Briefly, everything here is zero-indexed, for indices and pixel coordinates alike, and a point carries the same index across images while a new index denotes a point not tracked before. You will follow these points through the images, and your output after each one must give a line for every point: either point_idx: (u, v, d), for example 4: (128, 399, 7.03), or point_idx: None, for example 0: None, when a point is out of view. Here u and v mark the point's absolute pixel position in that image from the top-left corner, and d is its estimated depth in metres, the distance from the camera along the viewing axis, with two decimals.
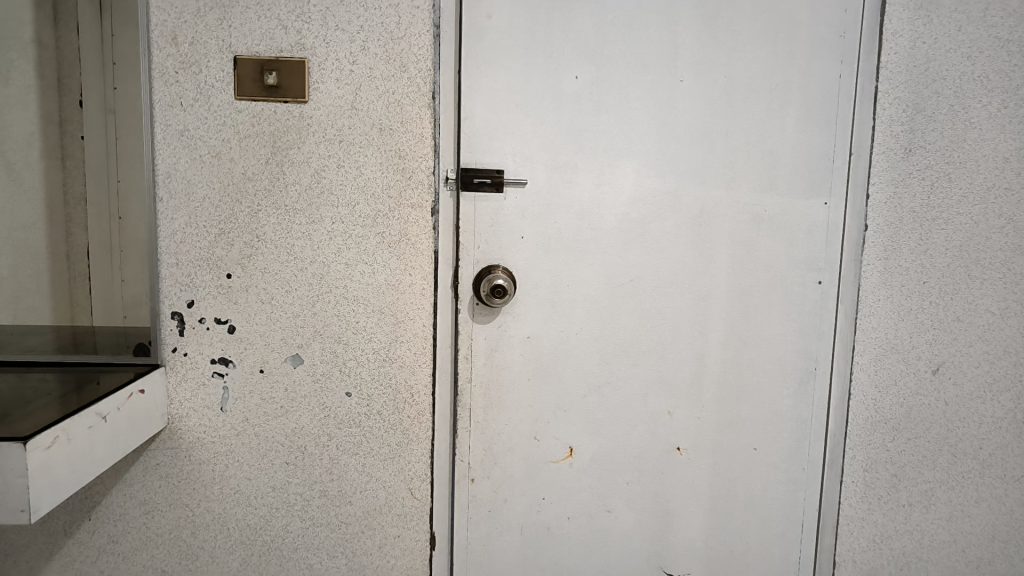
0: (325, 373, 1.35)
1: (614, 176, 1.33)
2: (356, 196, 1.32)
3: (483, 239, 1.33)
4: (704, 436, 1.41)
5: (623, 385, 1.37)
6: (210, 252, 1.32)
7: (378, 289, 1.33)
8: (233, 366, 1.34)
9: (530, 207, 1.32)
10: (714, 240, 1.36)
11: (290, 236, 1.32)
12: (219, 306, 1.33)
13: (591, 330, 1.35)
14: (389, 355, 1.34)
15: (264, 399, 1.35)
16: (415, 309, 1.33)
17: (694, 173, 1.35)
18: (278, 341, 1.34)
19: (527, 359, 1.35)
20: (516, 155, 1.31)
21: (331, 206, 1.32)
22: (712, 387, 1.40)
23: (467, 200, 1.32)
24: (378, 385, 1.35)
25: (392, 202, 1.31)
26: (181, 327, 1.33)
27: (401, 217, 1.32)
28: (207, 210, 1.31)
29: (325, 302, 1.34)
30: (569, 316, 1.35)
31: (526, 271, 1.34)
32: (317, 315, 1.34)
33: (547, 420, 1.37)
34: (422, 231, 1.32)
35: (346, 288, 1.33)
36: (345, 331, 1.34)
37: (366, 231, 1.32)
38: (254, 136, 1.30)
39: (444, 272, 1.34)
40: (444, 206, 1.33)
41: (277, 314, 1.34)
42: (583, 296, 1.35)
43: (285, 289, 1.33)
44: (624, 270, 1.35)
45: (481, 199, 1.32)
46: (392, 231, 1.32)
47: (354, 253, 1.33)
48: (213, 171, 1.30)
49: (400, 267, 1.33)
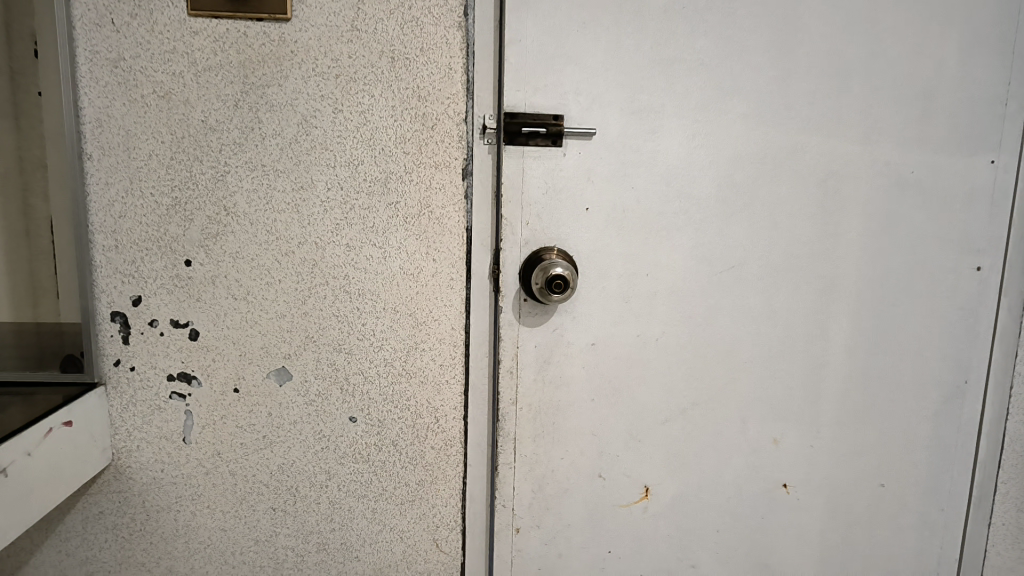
0: (320, 391, 1.01)
1: (712, 125, 0.98)
2: (361, 155, 0.97)
3: (534, 213, 0.98)
4: (818, 470, 1.08)
5: (717, 406, 1.04)
6: (160, 230, 0.97)
7: (391, 281, 0.99)
8: (198, 383, 1.00)
9: (599, 170, 0.97)
10: (842, 213, 1.02)
11: (269, 208, 0.97)
12: (175, 304, 0.98)
13: (677, 334, 1.01)
14: (407, 367, 1.01)
15: (240, 427, 1.01)
16: (441, 307, 0.99)
17: (820, 122, 0.99)
18: (256, 351, 1.00)
19: (591, 373, 1.01)
20: (581, 95, 0.95)
21: (326, 168, 0.97)
22: (831, 407, 1.06)
23: (512, 159, 0.97)
24: (392, 408, 1.01)
25: (410, 161, 0.96)
26: (125, 333, 0.98)
27: (422, 183, 0.97)
28: (154, 173, 0.95)
29: (319, 299, 0.99)
30: (649, 315, 1.00)
31: (591, 255, 0.99)
32: (309, 315, 0.99)
33: (616, 452, 1.03)
34: (449, 202, 0.97)
35: (348, 280, 0.99)
36: (347, 336, 1.00)
37: (375, 202, 0.97)
38: (217, 68, 0.94)
39: (481, 257, 0.99)
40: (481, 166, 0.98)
41: (253, 315, 0.99)
42: (667, 289, 1.00)
43: (265, 281, 0.98)
44: (722, 253, 1.00)
45: (532, 157, 0.97)
46: (411, 201, 0.97)
47: (357, 232, 0.98)
48: (162, 118, 0.94)
49: (421, 250, 0.98)
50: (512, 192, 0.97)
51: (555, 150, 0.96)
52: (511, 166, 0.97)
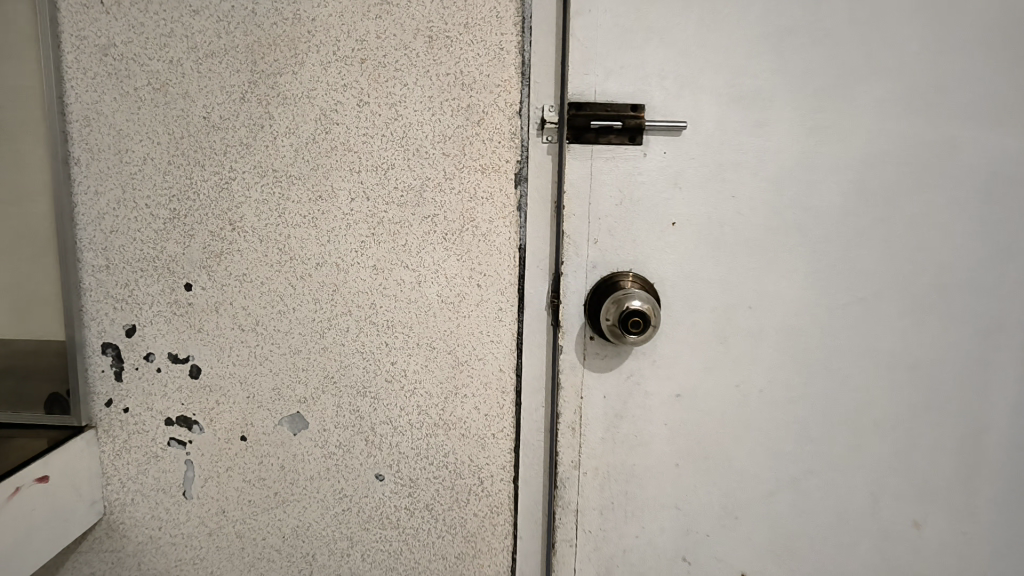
0: (340, 443, 0.84)
1: (838, 115, 0.75)
2: (391, 157, 0.79)
3: (603, 230, 0.77)
4: (973, 562, 0.83)
5: (837, 476, 0.81)
6: (156, 248, 0.81)
7: (427, 311, 0.81)
8: (199, 429, 0.84)
9: (688, 174, 0.76)
10: (1010, 230, 0.78)
11: (281, 222, 0.81)
12: (173, 336, 0.83)
13: (787, 384, 0.79)
14: (444, 417, 0.82)
15: (247, 482, 0.85)
16: (486, 345, 0.80)
17: (983, 110, 0.76)
18: (266, 392, 0.83)
19: (675, 432, 0.80)
20: (667, 79, 0.75)
21: (348, 174, 0.79)
22: (991, 482, 0.82)
23: (576, 160, 0.77)
24: (426, 466, 0.83)
25: (450, 165, 0.78)
26: (118, 368, 0.84)
27: (465, 191, 0.79)
28: (149, 180, 0.80)
29: (340, 331, 0.82)
30: (751, 360, 0.78)
31: (676, 283, 0.78)
32: (327, 351, 0.82)
33: (705, 532, 0.82)
34: (498, 215, 0.78)
35: (374, 309, 0.81)
36: (372, 378, 0.82)
37: (408, 215, 0.80)
38: (221, 54, 0.78)
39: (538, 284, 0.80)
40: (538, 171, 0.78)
41: (263, 350, 0.83)
42: (775, 327, 0.78)
43: (276, 309, 0.82)
44: (850, 282, 0.77)
45: (601, 158, 0.76)
46: (451, 214, 0.79)
47: (386, 251, 0.80)
48: (158, 115, 0.79)
49: (464, 275, 0.80)
50: (576, 201, 0.77)
51: (632, 148, 0.76)
52: (575, 169, 0.77)
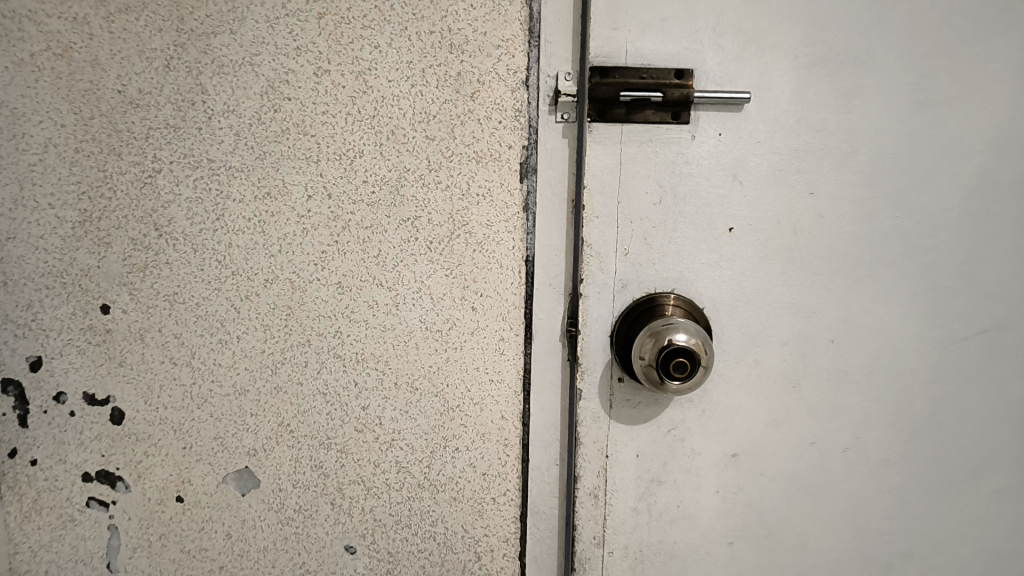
0: (300, 506, 0.66)
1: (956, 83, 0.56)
2: (358, 142, 0.61)
3: (636, 239, 0.58)
4: None
5: (941, 559, 0.62)
6: (63, 259, 0.64)
7: (407, 341, 0.63)
8: (125, 487, 0.67)
9: (751, 162, 0.56)
10: None
11: (220, 227, 0.63)
12: (89, 370, 0.65)
13: (879, 441, 0.60)
14: (431, 476, 0.64)
15: (187, 553, 0.68)
16: (484, 385, 0.62)
17: None
18: (206, 442, 0.66)
19: (728, 501, 0.61)
20: (725, 34, 0.55)
21: (302, 164, 0.61)
22: None
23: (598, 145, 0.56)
24: (408, 537, 0.65)
25: (435, 152, 0.60)
26: (20, 411, 0.66)
27: (454, 186, 0.60)
28: (52, 172, 0.62)
29: (296, 367, 0.64)
30: (831, 409, 0.60)
31: (733, 308, 0.58)
32: (280, 392, 0.64)
33: None
34: (498, 217, 0.60)
35: (339, 339, 0.63)
36: (337, 426, 0.64)
37: (381, 217, 0.61)
38: (138, 8, 0.60)
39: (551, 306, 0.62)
40: (552, 158, 0.61)
41: (200, 389, 0.65)
42: (865, 367, 0.59)
43: (215, 338, 0.64)
44: (966, 307, 0.58)
45: (633, 142, 0.56)
46: (438, 215, 0.61)
47: (353, 263, 0.62)
48: (61, 88, 0.61)
49: (454, 295, 0.62)
50: (600, 200, 0.57)
51: (675, 128, 0.56)
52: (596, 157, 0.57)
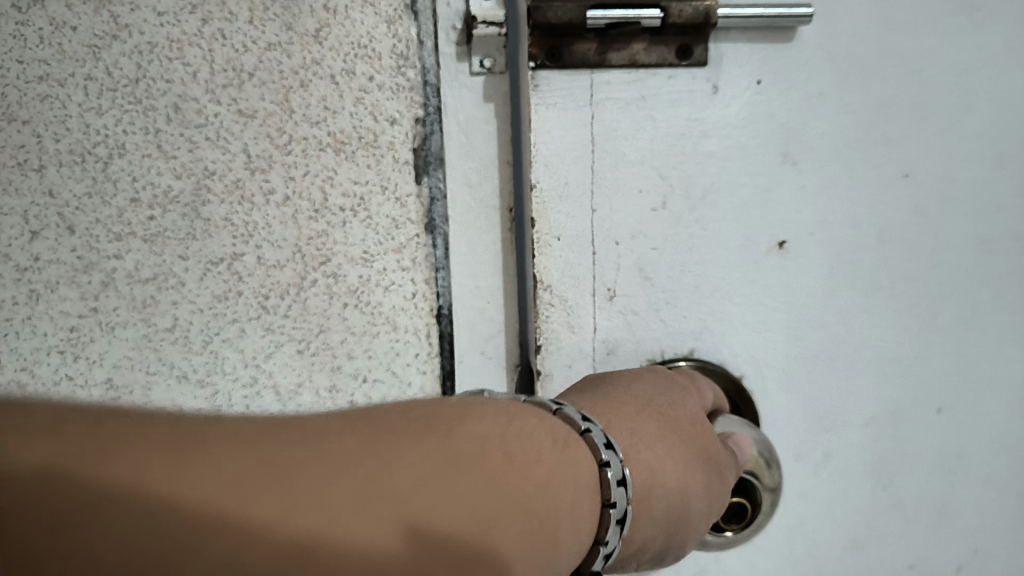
0: None
1: None
2: (116, 130, 0.33)
3: (626, 271, 0.34)
4: None
5: None
6: None
7: None
8: None
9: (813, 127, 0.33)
10: None
11: None
12: None
13: (1013, 556, 0.39)
14: None
15: None
16: None
17: None
18: None
19: None
20: None
21: (14, 176, 0.34)
22: None
23: (551, 112, 0.33)
24: None
25: (257, 138, 0.34)
26: None
27: (298, 196, 0.34)
28: None
29: None
30: (942, 516, 0.37)
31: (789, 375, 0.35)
32: None
33: None
34: (384, 246, 0.35)
35: None
36: None
37: (171, 262, 0.35)
38: None
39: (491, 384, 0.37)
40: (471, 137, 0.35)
41: None
42: (992, 447, 0.37)
43: None
44: None
45: (611, 101, 0.33)
46: (275, 251, 0.35)
47: (129, 345, 0.35)
48: None
49: (317, 384, 0.36)
50: (562, 211, 0.33)
51: (681, 74, 0.33)
52: (549, 134, 0.33)
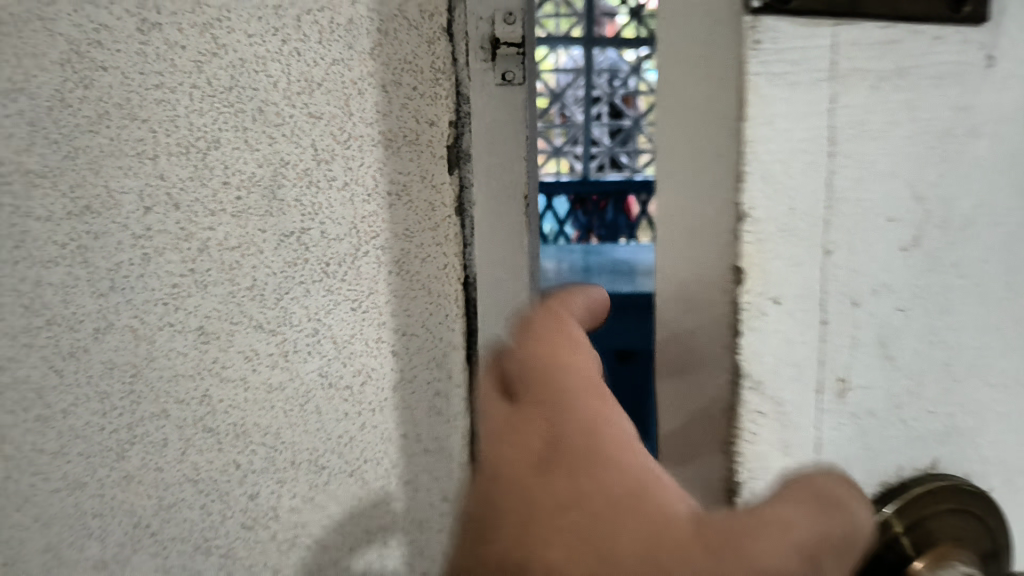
0: None
1: None
2: (214, 127, 0.42)
3: (861, 304, 0.24)
4: None
5: None
6: None
7: (303, 404, 0.45)
8: None
9: (1001, 68, 0.23)
10: None
11: (24, 258, 0.43)
12: None
13: None
14: None
15: None
16: (417, 459, 0.46)
17: None
18: (36, 556, 0.47)
19: None
20: None
21: (132, 162, 0.43)
22: None
23: (780, 89, 0.22)
24: None
25: (324, 135, 0.42)
26: None
27: (354, 183, 0.42)
28: None
29: (151, 448, 0.46)
30: None
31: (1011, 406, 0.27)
32: (132, 482, 0.46)
33: None
34: (422, 224, 0.43)
35: (209, 407, 0.45)
36: (216, 524, 0.47)
37: (254, 233, 0.43)
38: None
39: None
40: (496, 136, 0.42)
41: (18, 486, 0.46)
42: None
43: (31, 415, 0.45)
44: None
45: (861, 81, 0.22)
46: (335, 226, 0.43)
47: (219, 299, 0.44)
48: None
49: (365, 338, 0.44)
50: (790, 242, 0.23)
51: (950, 32, 0.23)
52: (769, 126, 0.22)
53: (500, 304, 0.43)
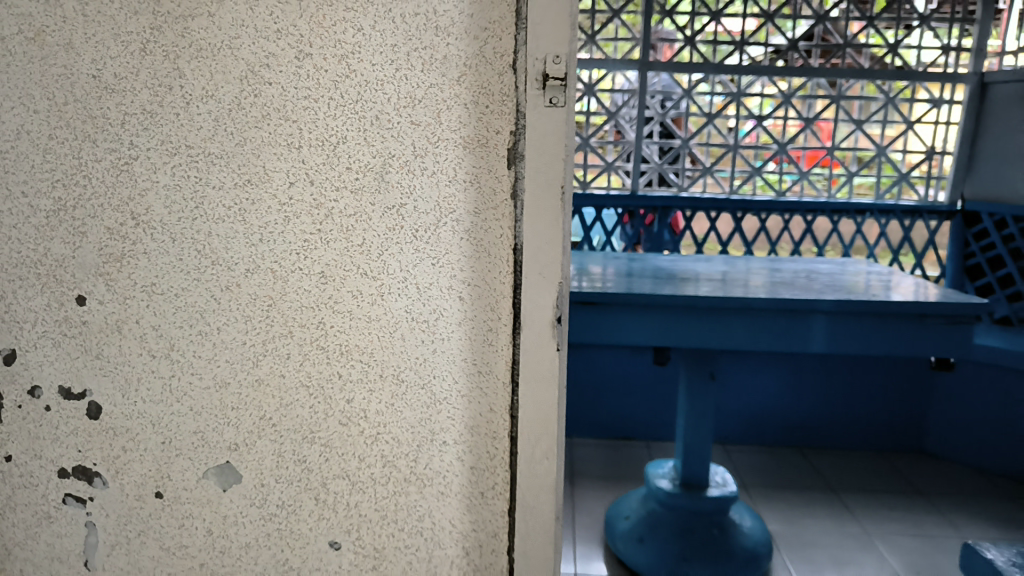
0: (282, 502, 0.65)
1: None
2: (342, 128, 0.59)
3: None
4: None
5: None
6: (37, 247, 0.62)
7: (392, 333, 0.61)
8: (103, 483, 0.66)
9: None
10: None
11: (199, 215, 0.61)
12: (64, 364, 0.64)
13: None
14: (417, 470, 0.63)
15: (167, 550, 0.66)
16: (472, 378, 0.61)
17: None
18: (185, 437, 0.64)
19: None
20: None
21: (283, 150, 0.60)
22: None
23: None
24: (394, 532, 0.64)
25: (421, 137, 0.59)
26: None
27: (439, 172, 0.59)
28: (26, 161, 0.61)
29: (278, 359, 0.62)
30: None
31: None
32: (262, 384, 0.63)
33: None
34: (486, 205, 0.59)
35: (323, 331, 0.62)
36: (321, 420, 0.63)
37: (366, 205, 0.60)
38: None
39: (548, 296, 0.60)
40: (543, 143, 0.58)
41: (179, 382, 0.63)
42: None
43: (194, 330, 0.62)
44: None
45: None
46: (424, 202, 0.59)
47: (336, 252, 0.60)
48: (35, 73, 0.60)
49: (440, 285, 0.60)
50: None
51: None
52: None
53: (539, 266, 0.60)
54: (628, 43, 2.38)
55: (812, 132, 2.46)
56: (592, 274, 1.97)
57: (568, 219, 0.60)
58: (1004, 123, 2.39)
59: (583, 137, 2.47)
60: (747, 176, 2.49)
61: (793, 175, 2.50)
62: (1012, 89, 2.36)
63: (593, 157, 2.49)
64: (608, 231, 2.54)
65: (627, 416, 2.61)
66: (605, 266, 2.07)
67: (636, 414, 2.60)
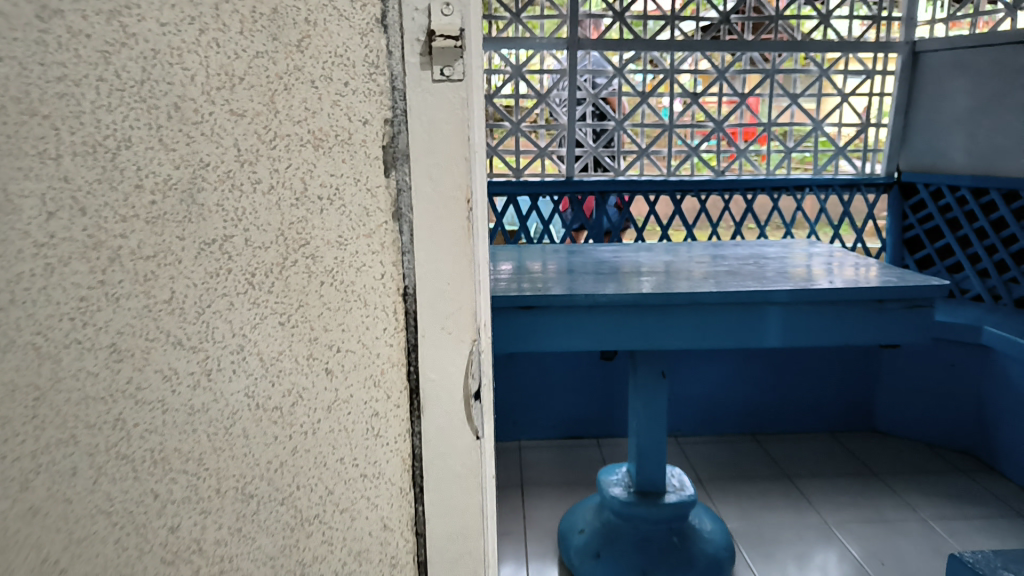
0: None
1: None
2: (125, 125, 0.38)
3: None
4: None
5: None
6: None
7: (228, 428, 0.41)
8: None
9: None
10: None
11: None
12: None
13: None
14: None
15: None
16: (352, 486, 0.43)
17: None
18: None
19: None
20: None
21: (34, 163, 0.38)
22: None
23: None
24: None
25: (248, 134, 0.39)
26: None
27: (282, 185, 0.39)
28: None
29: (59, 477, 0.41)
30: None
31: None
32: (39, 514, 0.42)
33: None
34: (355, 230, 0.40)
35: (124, 432, 0.41)
36: (134, 559, 0.42)
37: (171, 240, 0.39)
38: None
39: (461, 359, 0.42)
40: (439, 140, 0.40)
41: None
42: None
43: None
44: None
45: None
46: (262, 232, 0.39)
47: (133, 314, 0.40)
48: None
49: (296, 354, 0.41)
50: None
51: None
52: None
53: (444, 319, 0.42)
54: (556, 22, 2.21)
55: (745, 109, 2.33)
56: (532, 271, 1.81)
57: (481, 244, 0.43)
58: (934, 90, 2.31)
59: (515, 122, 2.27)
60: (684, 156, 2.35)
61: (726, 154, 2.37)
62: (942, 56, 2.27)
63: (526, 143, 2.31)
64: (545, 220, 2.36)
65: (576, 416, 2.45)
66: (544, 262, 1.89)
67: (584, 414, 2.45)
